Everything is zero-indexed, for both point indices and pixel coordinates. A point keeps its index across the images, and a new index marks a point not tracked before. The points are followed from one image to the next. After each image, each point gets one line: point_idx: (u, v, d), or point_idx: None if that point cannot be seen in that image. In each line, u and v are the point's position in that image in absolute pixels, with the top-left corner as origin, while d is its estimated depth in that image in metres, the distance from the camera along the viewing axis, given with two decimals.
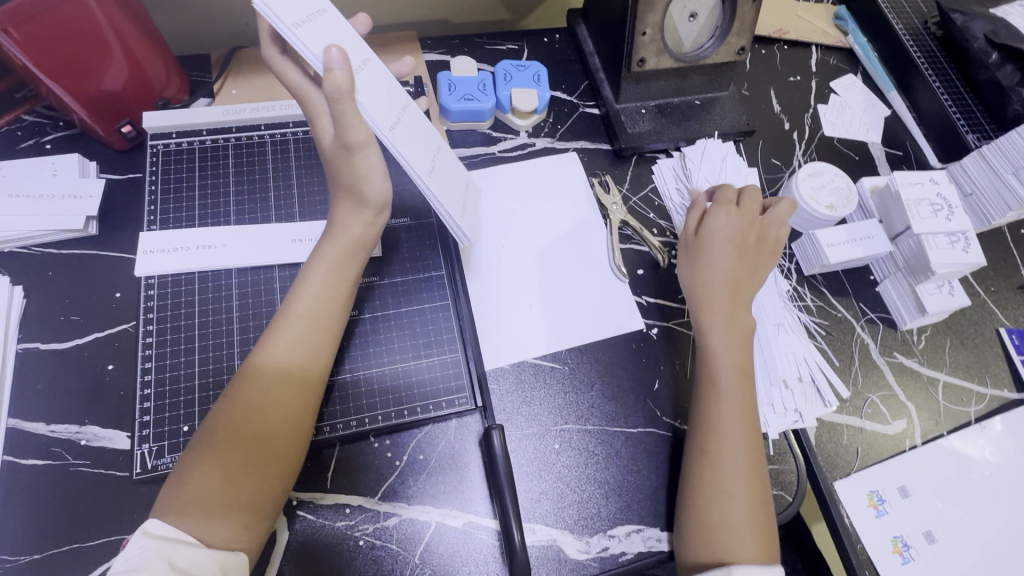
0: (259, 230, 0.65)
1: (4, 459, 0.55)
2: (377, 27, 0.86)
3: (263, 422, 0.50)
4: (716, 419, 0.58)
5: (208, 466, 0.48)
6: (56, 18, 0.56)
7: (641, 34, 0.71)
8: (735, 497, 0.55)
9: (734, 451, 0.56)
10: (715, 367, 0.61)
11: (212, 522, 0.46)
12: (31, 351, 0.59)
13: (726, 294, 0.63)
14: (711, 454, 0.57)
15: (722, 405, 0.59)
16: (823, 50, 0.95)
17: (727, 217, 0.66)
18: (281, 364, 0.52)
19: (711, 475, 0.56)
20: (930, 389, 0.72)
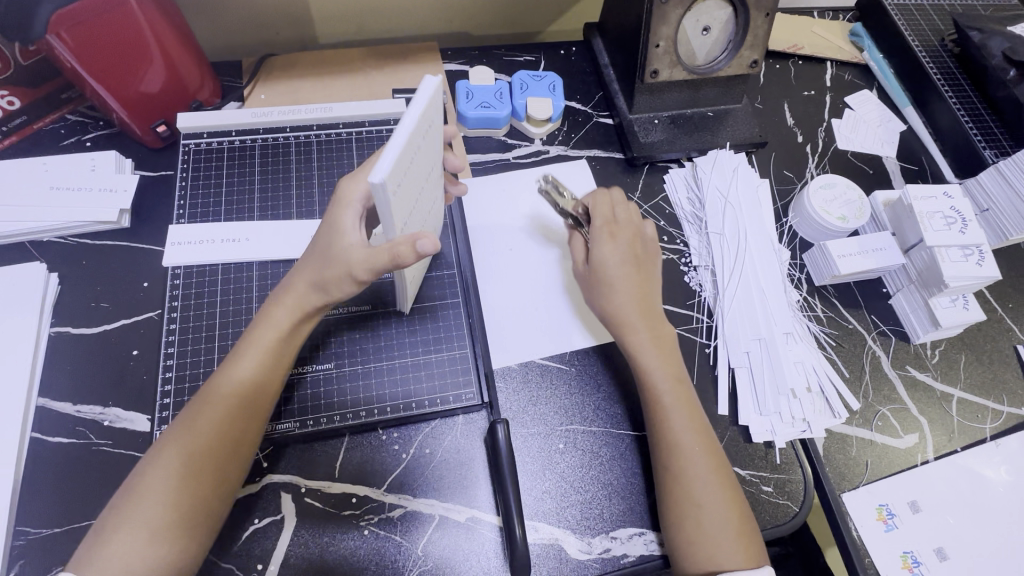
0: (280, 227, 0.68)
1: (32, 435, 0.57)
2: (400, 37, 0.89)
3: (208, 450, 0.51)
4: (673, 434, 0.58)
5: (144, 489, 0.49)
6: (100, 23, 0.60)
7: (655, 46, 0.73)
8: (707, 507, 0.55)
9: (696, 459, 0.57)
10: (652, 379, 0.61)
11: (132, 548, 0.47)
12: (62, 335, 0.62)
13: (640, 318, 0.63)
14: (673, 470, 0.57)
15: (671, 419, 0.59)
16: (837, 66, 0.96)
17: (611, 241, 0.66)
18: (231, 395, 0.53)
19: (682, 484, 0.56)
20: (943, 405, 0.71)
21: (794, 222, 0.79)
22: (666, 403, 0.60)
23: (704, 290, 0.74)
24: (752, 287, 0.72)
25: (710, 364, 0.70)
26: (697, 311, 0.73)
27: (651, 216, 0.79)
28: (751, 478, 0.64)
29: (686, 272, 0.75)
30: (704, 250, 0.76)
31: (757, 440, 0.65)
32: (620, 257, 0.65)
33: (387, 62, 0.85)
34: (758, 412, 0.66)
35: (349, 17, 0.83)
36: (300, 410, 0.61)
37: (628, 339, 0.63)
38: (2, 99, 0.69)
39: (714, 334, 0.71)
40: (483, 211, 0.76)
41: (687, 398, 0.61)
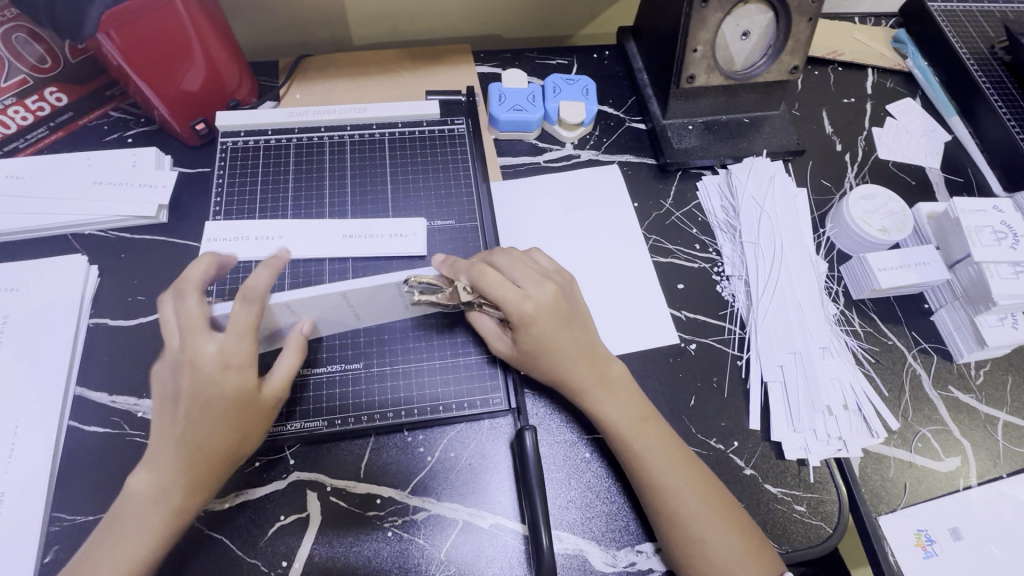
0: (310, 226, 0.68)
1: (70, 423, 0.59)
2: (433, 39, 0.90)
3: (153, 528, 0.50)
4: (654, 475, 0.56)
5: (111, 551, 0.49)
6: (145, 24, 0.61)
7: (692, 51, 0.71)
8: (714, 540, 0.54)
9: (684, 492, 0.55)
10: (617, 434, 0.58)
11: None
12: (101, 326, 0.64)
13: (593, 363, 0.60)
14: (667, 511, 0.55)
15: (648, 460, 0.56)
16: (879, 73, 0.93)
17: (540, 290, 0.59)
18: (183, 467, 0.50)
19: (682, 517, 0.54)
20: (988, 428, 0.68)
21: (832, 233, 0.77)
22: (637, 449, 0.57)
23: (737, 300, 0.72)
24: (787, 299, 0.70)
25: (742, 377, 0.68)
26: (729, 322, 0.71)
27: (683, 223, 0.77)
28: (783, 496, 0.62)
29: (718, 282, 0.74)
30: (738, 259, 0.74)
31: (790, 457, 0.63)
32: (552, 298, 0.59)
33: (420, 64, 0.85)
34: (792, 429, 0.64)
35: (384, 18, 0.84)
36: (329, 409, 0.61)
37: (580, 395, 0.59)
38: (51, 94, 0.70)
39: (747, 346, 0.69)
40: (512, 214, 0.75)
41: (657, 431, 0.58)
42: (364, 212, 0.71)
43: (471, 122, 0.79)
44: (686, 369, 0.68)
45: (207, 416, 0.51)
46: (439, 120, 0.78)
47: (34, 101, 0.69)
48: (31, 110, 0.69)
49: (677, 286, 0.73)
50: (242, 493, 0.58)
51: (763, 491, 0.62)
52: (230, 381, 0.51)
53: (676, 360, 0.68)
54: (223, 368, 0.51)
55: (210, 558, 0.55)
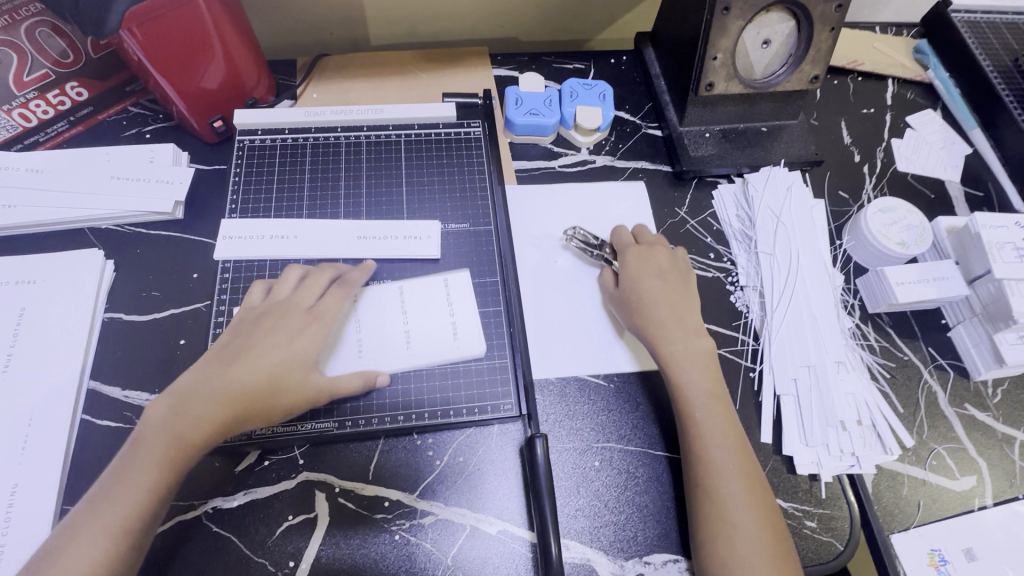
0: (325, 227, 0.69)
1: (82, 417, 0.59)
2: (450, 41, 0.89)
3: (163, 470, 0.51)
4: (705, 448, 0.57)
5: (119, 503, 0.49)
6: (169, 22, 0.61)
7: (712, 58, 0.71)
8: (744, 528, 0.53)
9: (728, 474, 0.55)
10: (687, 394, 0.60)
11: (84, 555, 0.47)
12: (115, 320, 0.64)
13: (671, 322, 0.64)
14: (708, 487, 0.55)
15: (706, 427, 0.58)
16: (899, 84, 0.92)
17: (638, 260, 0.68)
18: (218, 413, 0.53)
19: (721, 507, 0.54)
20: (1005, 447, 0.67)
21: (849, 245, 0.76)
22: (698, 416, 0.59)
23: (751, 312, 0.71)
24: (803, 312, 0.69)
25: (754, 389, 0.67)
26: (743, 333, 0.71)
27: (698, 232, 0.77)
28: (794, 511, 0.62)
29: (732, 292, 0.73)
30: (753, 270, 0.73)
31: (802, 472, 0.63)
32: (654, 266, 0.67)
33: (437, 66, 0.85)
34: (805, 443, 0.64)
35: (402, 18, 0.84)
36: (339, 410, 0.61)
37: (662, 345, 0.63)
38: (72, 89, 0.70)
39: (760, 357, 0.69)
40: (526, 218, 0.75)
41: (720, 407, 0.60)
42: (378, 213, 0.71)
43: (487, 125, 0.78)
44: None
45: (257, 369, 0.55)
46: (455, 122, 0.78)
47: (55, 95, 0.69)
48: (52, 104, 0.70)
49: None
50: (251, 491, 0.58)
51: None
52: (285, 347, 0.56)
53: None
54: (283, 334, 0.57)
55: (219, 555, 0.55)
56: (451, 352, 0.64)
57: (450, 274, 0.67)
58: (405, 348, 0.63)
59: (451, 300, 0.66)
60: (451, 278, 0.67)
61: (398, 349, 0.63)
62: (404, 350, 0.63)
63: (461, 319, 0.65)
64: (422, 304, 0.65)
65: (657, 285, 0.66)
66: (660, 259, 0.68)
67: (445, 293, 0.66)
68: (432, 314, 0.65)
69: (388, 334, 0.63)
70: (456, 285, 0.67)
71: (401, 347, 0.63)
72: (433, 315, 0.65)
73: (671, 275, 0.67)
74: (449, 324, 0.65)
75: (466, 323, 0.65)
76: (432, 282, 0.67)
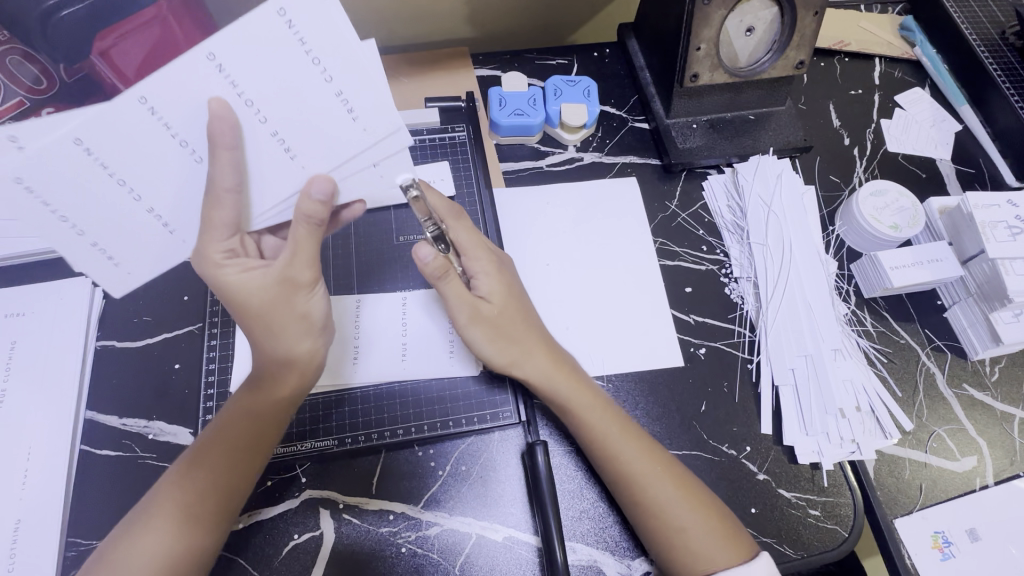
0: (45, 221, 0.47)
1: (81, 447, 0.59)
2: (430, 43, 0.88)
3: (223, 463, 0.53)
4: (626, 464, 0.56)
5: (210, 453, 0.53)
6: (141, 43, 0.60)
7: (696, 49, 0.70)
8: (694, 532, 0.53)
9: (696, 526, 0.54)
10: (632, 471, 0.55)
11: (149, 548, 0.49)
12: (108, 348, 0.64)
13: (593, 408, 0.58)
14: (645, 501, 0.55)
15: (658, 493, 0.55)
16: (887, 63, 0.91)
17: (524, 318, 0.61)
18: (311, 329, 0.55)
19: (688, 551, 0.53)
20: (1004, 426, 0.67)
21: (842, 230, 0.76)
22: (609, 433, 0.57)
23: (746, 303, 0.71)
24: (798, 301, 0.69)
25: (753, 381, 0.67)
26: (739, 324, 0.71)
27: (689, 225, 0.76)
28: (797, 501, 0.62)
29: (726, 284, 0.73)
30: (746, 261, 0.73)
31: (803, 461, 0.63)
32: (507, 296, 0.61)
33: (418, 69, 0.84)
34: (804, 432, 0.64)
35: (379, 24, 0.82)
36: (339, 428, 0.61)
37: (545, 374, 0.59)
38: (48, 115, 0.68)
39: (757, 348, 0.69)
40: (517, 220, 0.74)
41: (618, 416, 0.59)
42: (56, 157, 0.44)
43: (472, 127, 0.78)
44: (695, 374, 0.67)
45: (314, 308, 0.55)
46: (439, 128, 0.78)
47: (32, 123, 0.68)
48: None
49: (685, 290, 0.72)
50: (257, 512, 0.58)
51: (777, 496, 0.62)
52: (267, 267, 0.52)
53: (685, 366, 0.68)
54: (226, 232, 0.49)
55: None
56: (359, 138, 0.50)
57: (139, 86, 0.44)
58: (295, 164, 0.50)
59: (109, 166, 0.46)
60: (151, 93, 0.44)
61: (165, 240, 0.52)
62: (399, 364, 0.64)
63: (189, 131, 0.47)
64: (182, 98, 0.45)
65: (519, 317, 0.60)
66: (495, 267, 0.61)
67: (157, 121, 0.46)
68: (278, 81, 0.47)
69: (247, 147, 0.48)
70: (228, 56, 0.45)
71: (294, 168, 0.50)
72: (110, 193, 0.48)
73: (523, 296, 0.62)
74: (239, 100, 0.46)
75: (274, 90, 0.47)
76: (133, 119, 0.45)
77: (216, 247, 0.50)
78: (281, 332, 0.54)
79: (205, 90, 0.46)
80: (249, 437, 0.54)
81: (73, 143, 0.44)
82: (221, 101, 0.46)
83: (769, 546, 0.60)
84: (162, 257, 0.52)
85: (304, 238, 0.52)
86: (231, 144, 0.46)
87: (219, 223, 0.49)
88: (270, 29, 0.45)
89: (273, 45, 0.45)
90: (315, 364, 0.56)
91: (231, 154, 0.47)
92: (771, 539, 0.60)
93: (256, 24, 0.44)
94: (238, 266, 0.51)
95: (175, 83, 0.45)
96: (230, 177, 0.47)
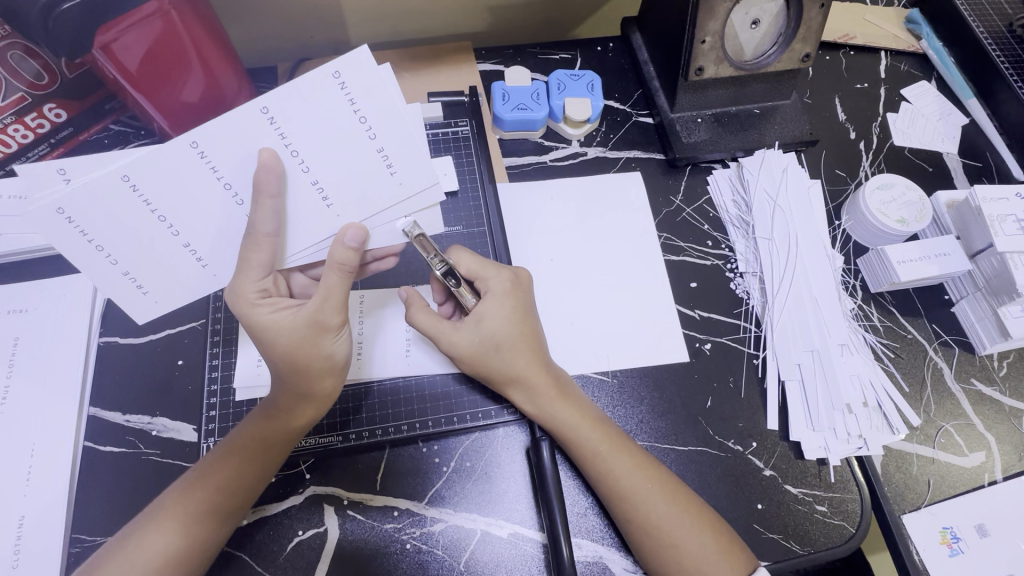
0: (82, 251, 0.48)
1: (85, 444, 0.59)
2: (433, 37, 0.88)
3: (229, 478, 0.53)
4: (618, 481, 0.55)
5: (221, 463, 0.53)
6: (141, 37, 0.59)
7: (701, 42, 0.69)
8: (688, 546, 0.53)
9: (692, 538, 0.54)
10: (629, 490, 0.55)
11: (152, 549, 0.50)
12: (111, 344, 0.63)
13: (590, 427, 0.58)
14: (638, 517, 0.54)
15: (653, 505, 0.54)
16: (893, 56, 0.90)
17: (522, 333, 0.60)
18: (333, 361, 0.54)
19: (684, 556, 0.53)
20: (1012, 421, 0.66)
21: (848, 225, 0.75)
22: (601, 451, 0.57)
23: (752, 298, 0.71)
24: (804, 296, 0.68)
25: (759, 377, 0.67)
26: (745, 320, 0.70)
27: (694, 219, 0.76)
28: (804, 497, 0.62)
29: (732, 279, 0.72)
30: (752, 255, 0.73)
31: (810, 457, 0.62)
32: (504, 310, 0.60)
33: (421, 64, 0.83)
34: (811, 428, 0.64)
35: (381, 18, 0.82)
36: (342, 424, 0.61)
37: (534, 395, 0.59)
38: (50, 111, 0.68)
39: (763, 344, 0.68)
40: (520, 216, 0.74)
41: (611, 434, 0.58)
42: (100, 194, 0.46)
43: (475, 122, 0.77)
44: (701, 370, 0.67)
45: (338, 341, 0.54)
46: (443, 123, 0.77)
47: (33, 118, 0.67)
48: (31, 128, 0.68)
49: (690, 285, 0.72)
50: (261, 508, 0.58)
51: (783, 492, 0.62)
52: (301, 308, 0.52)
53: (691, 362, 0.67)
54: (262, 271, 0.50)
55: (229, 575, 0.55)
56: (394, 192, 0.52)
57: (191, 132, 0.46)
58: (330, 210, 0.51)
59: (152, 203, 0.48)
60: (203, 140, 0.46)
61: (197, 274, 0.53)
62: (404, 359, 0.64)
63: (234, 176, 0.49)
64: (233, 149, 0.47)
65: (509, 338, 0.59)
66: (508, 287, 0.61)
67: (205, 165, 0.47)
68: (325, 135, 0.48)
69: (287, 195, 0.49)
70: (280, 111, 0.46)
71: (329, 215, 0.51)
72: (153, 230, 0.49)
73: (523, 311, 0.61)
74: (285, 150, 0.48)
75: (322, 144, 0.48)
76: (178, 157, 0.46)
77: (251, 285, 0.51)
78: (304, 372, 0.53)
79: (254, 142, 0.47)
80: (261, 454, 0.54)
81: (121, 179, 0.46)
82: (270, 152, 0.47)
83: (776, 543, 0.59)
84: (194, 288, 0.54)
85: (335, 286, 0.52)
86: (274, 192, 0.47)
87: (255, 264, 0.50)
88: (325, 93, 0.47)
89: (325, 105, 0.47)
90: (333, 397, 0.56)
91: (272, 201, 0.48)
92: (777, 535, 0.60)
93: (312, 86, 0.46)
94: (271, 305, 0.52)
95: (228, 135, 0.47)
96: (269, 223, 0.48)
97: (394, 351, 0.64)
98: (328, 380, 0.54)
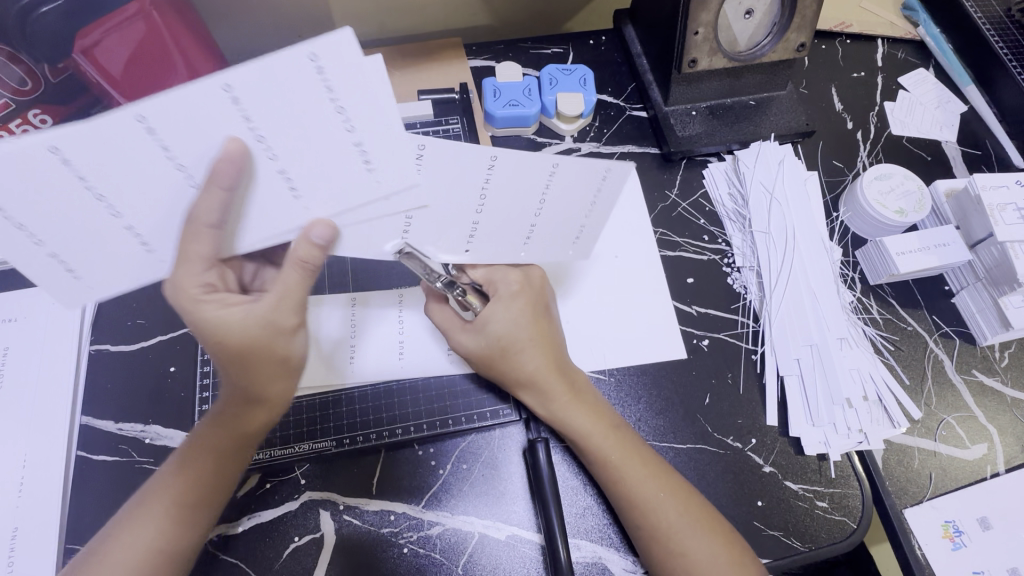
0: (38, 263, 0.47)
1: (78, 453, 0.59)
2: (422, 35, 0.86)
3: (193, 486, 0.52)
4: (632, 490, 0.55)
5: (184, 468, 0.52)
6: (124, 39, 0.58)
7: (694, 33, 0.68)
8: (696, 561, 0.53)
9: (693, 544, 0.53)
10: (645, 503, 0.54)
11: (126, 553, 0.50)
12: (102, 352, 0.63)
13: (609, 435, 0.57)
14: (646, 532, 0.54)
15: (656, 514, 0.54)
16: (890, 43, 0.88)
17: (535, 332, 0.59)
18: (279, 366, 0.51)
19: (683, 560, 0.53)
20: (1015, 411, 0.66)
21: (846, 216, 0.74)
22: (614, 459, 0.56)
23: (749, 293, 0.70)
24: (801, 289, 0.68)
25: (757, 373, 0.66)
26: (742, 315, 0.69)
27: (690, 214, 0.75)
28: (805, 493, 0.61)
29: (729, 274, 0.72)
30: (749, 249, 0.72)
31: (810, 453, 0.62)
32: (501, 313, 0.59)
33: (409, 61, 0.82)
34: (811, 424, 0.63)
35: (370, 15, 0.81)
36: (336, 428, 0.60)
37: (547, 401, 0.58)
38: (35, 117, 0.67)
39: (761, 339, 0.67)
40: None
41: (626, 444, 0.57)
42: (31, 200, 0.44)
43: (467, 120, 0.76)
44: (699, 367, 0.66)
45: (290, 346, 0.51)
46: (434, 121, 0.75)
47: (18, 124, 0.67)
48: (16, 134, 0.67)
49: (687, 281, 0.71)
50: (254, 515, 0.57)
51: (784, 489, 0.61)
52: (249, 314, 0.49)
53: (688, 358, 0.67)
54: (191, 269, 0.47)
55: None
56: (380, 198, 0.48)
57: (138, 104, 0.39)
58: (297, 203, 0.47)
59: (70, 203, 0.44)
60: (149, 114, 0.40)
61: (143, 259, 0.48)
62: (396, 361, 0.63)
63: (187, 154, 0.43)
64: (193, 139, 0.42)
65: (517, 342, 0.59)
66: (514, 289, 0.60)
67: (154, 143, 0.42)
68: None
69: (250, 189, 0.45)
70: (244, 89, 0.40)
71: (298, 208, 0.48)
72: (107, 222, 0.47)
73: (532, 312, 0.60)
74: (249, 134, 0.43)
75: (290, 132, 0.43)
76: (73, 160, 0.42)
77: (193, 280, 0.48)
78: (253, 377, 0.51)
79: (220, 131, 0.42)
80: (217, 460, 0.52)
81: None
82: (238, 144, 0.43)
83: (777, 540, 0.59)
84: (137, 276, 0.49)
85: (296, 284, 0.50)
86: (230, 186, 0.44)
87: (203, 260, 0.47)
88: (297, 74, 0.40)
89: (298, 91, 0.41)
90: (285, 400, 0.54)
91: (225, 195, 0.44)
92: (778, 532, 0.59)
93: (282, 66, 0.40)
94: (216, 302, 0.49)
95: (181, 116, 0.41)
96: (215, 214, 0.45)
97: (389, 357, 0.63)
98: (276, 383, 0.52)
